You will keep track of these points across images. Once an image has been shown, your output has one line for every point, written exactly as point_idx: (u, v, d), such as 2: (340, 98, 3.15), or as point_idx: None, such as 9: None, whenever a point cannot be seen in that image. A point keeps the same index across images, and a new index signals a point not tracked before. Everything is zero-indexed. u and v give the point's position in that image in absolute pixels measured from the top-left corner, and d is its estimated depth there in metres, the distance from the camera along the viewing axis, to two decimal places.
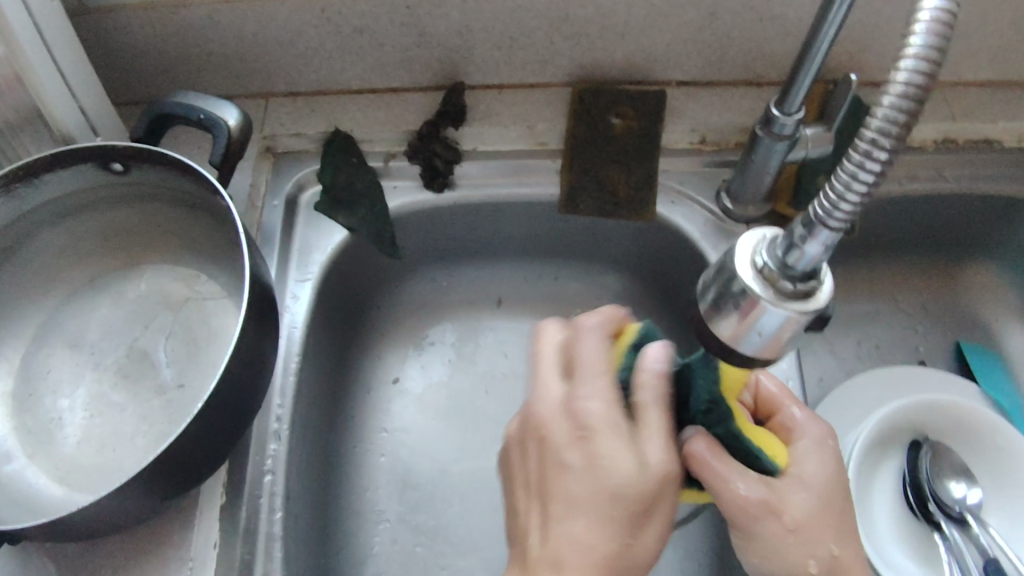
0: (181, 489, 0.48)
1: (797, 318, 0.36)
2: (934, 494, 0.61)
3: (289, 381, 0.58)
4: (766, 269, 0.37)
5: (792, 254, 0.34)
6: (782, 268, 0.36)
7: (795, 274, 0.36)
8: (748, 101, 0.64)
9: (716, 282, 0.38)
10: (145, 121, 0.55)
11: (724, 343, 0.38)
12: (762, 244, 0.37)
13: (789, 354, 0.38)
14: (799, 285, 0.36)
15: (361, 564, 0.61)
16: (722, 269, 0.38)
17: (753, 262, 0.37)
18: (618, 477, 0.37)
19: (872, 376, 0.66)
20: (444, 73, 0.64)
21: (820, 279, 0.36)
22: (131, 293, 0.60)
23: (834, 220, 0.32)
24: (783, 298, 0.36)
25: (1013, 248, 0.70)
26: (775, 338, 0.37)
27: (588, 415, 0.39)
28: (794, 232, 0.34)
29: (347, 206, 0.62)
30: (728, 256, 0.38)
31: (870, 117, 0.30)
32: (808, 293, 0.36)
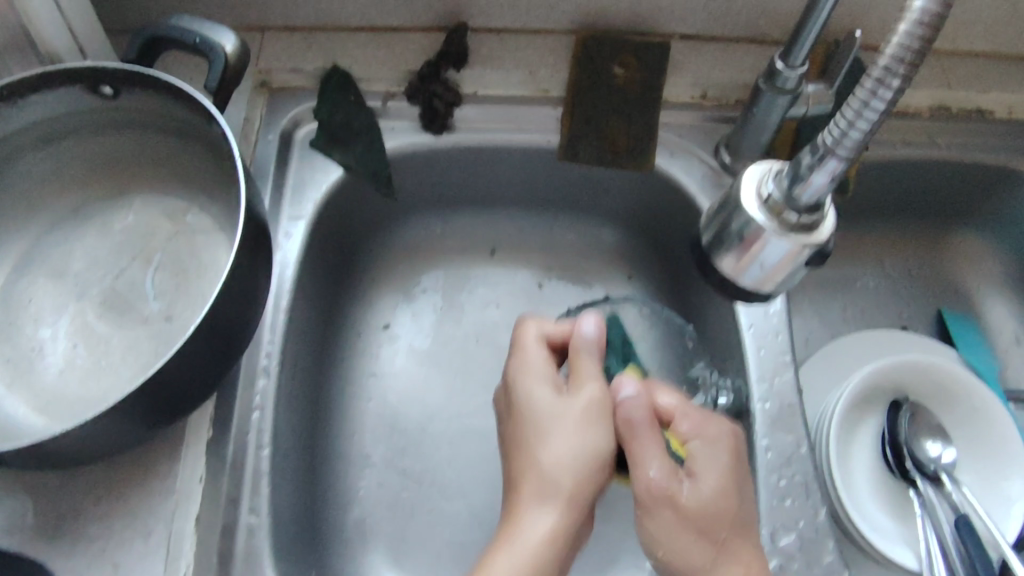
0: (168, 419, 0.47)
1: (798, 249, 0.39)
2: (911, 451, 0.62)
3: (279, 318, 0.57)
4: (771, 199, 0.39)
5: (798, 185, 0.36)
6: (786, 200, 0.38)
7: (798, 205, 0.37)
8: (750, 58, 0.64)
9: (720, 215, 0.41)
10: (137, 44, 0.52)
11: (727, 275, 0.41)
12: (767, 176, 0.39)
13: (787, 284, 0.41)
14: (803, 216, 0.38)
15: (348, 505, 0.61)
16: (727, 203, 0.41)
17: (759, 194, 0.39)
18: (567, 446, 0.46)
19: (853, 339, 0.68)
20: (446, 14, 0.62)
21: (822, 211, 0.38)
22: (117, 224, 0.58)
23: (844, 148, 0.34)
24: (786, 229, 0.38)
25: (996, 219, 0.72)
26: (775, 268, 0.40)
27: (544, 389, 0.49)
28: (801, 164, 0.36)
29: (343, 144, 0.62)
30: (735, 189, 0.40)
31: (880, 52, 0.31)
32: (811, 226, 0.39)
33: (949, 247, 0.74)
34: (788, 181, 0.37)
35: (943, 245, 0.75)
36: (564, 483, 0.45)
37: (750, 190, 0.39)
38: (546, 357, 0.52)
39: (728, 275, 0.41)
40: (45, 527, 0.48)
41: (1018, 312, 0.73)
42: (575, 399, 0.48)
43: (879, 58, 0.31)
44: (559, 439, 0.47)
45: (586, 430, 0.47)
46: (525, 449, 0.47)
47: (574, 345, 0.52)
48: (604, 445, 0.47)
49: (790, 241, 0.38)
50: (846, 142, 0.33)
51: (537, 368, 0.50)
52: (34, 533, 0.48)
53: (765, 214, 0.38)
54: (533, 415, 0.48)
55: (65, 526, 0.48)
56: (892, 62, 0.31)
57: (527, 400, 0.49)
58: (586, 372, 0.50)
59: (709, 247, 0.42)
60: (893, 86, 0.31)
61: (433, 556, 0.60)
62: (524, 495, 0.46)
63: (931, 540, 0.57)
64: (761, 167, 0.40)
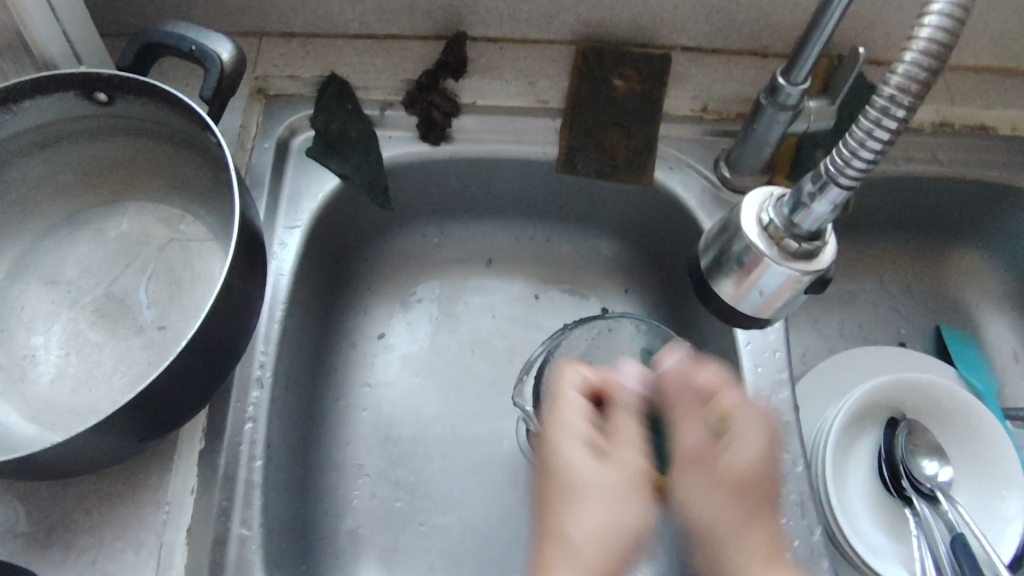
0: (159, 431, 0.46)
1: (798, 276, 0.38)
2: (906, 469, 0.62)
3: (273, 329, 0.57)
4: (771, 226, 0.38)
5: (799, 213, 0.36)
6: (787, 227, 0.37)
7: (798, 232, 0.37)
8: (752, 71, 0.64)
9: (720, 239, 0.40)
10: (131, 52, 0.51)
11: (727, 301, 0.41)
12: (768, 202, 0.39)
13: (786, 310, 0.41)
14: (804, 244, 0.38)
15: (340, 516, 0.61)
16: (727, 227, 0.40)
17: (759, 219, 0.39)
18: (614, 478, 0.42)
19: (847, 355, 0.67)
20: (445, 22, 0.62)
21: (823, 239, 0.38)
22: (112, 231, 0.57)
23: (845, 177, 0.33)
24: (786, 256, 0.38)
25: (997, 235, 0.71)
26: (775, 295, 0.39)
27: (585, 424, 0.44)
28: (802, 191, 0.36)
29: (341, 153, 0.61)
30: (736, 214, 0.39)
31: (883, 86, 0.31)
32: (811, 253, 0.38)
33: (949, 262, 0.74)
34: (790, 208, 0.37)
35: (942, 260, 0.74)
36: (605, 547, 0.40)
37: (751, 216, 0.39)
38: (586, 407, 0.45)
39: (727, 299, 0.41)
40: (34, 538, 0.47)
41: (1017, 329, 0.72)
42: (623, 459, 0.43)
43: (882, 88, 0.30)
44: (593, 488, 0.41)
45: (623, 495, 0.41)
46: (555, 510, 0.42)
47: (615, 398, 0.46)
48: (636, 515, 0.41)
49: (791, 269, 0.38)
50: (849, 170, 0.33)
51: (571, 420, 0.44)
52: (23, 544, 0.47)
53: (765, 241, 0.38)
54: (581, 481, 0.42)
55: (55, 538, 0.48)
56: (896, 92, 0.31)
57: (571, 470, 0.42)
58: (626, 433, 0.44)
59: (708, 271, 0.42)
60: (897, 117, 0.31)
61: (425, 568, 0.60)
62: (556, 514, 0.42)
63: (926, 559, 0.58)
64: (762, 192, 0.40)
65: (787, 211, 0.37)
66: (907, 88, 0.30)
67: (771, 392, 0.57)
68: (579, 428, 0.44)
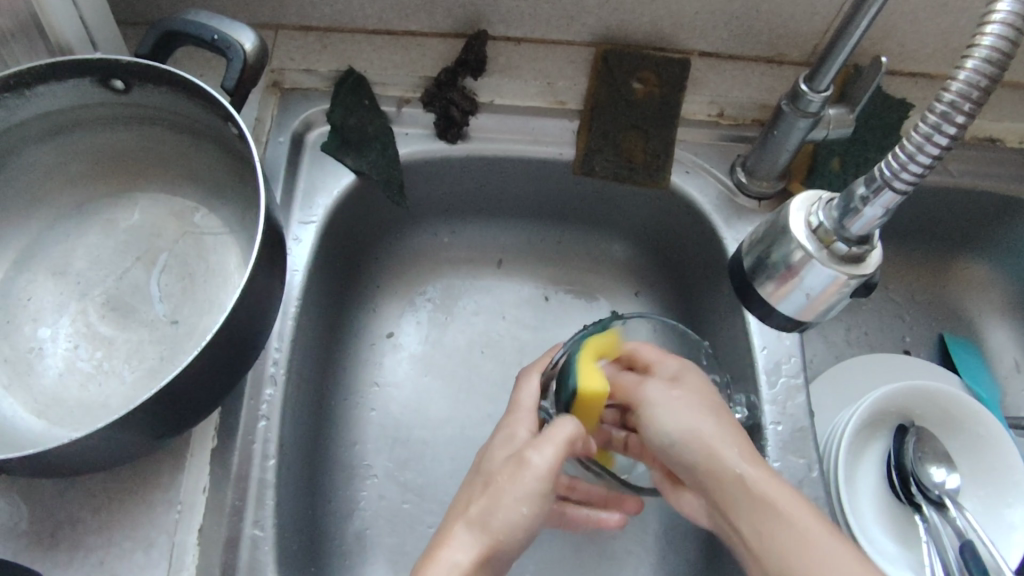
0: (175, 429, 0.45)
1: (845, 280, 0.38)
2: (915, 477, 0.62)
3: (287, 325, 0.56)
4: (821, 228, 0.38)
5: (849, 216, 0.35)
6: (837, 229, 0.37)
7: (848, 235, 0.37)
8: (768, 78, 0.64)
9: (764, 242, 0.40)
10: (151, 39, 0.50)
11: (770, 302, 0.40)
12: (817, 205, 0.38)
13: (829, 316, 0.40)
14: (853, 247, 0.37)
15: (348, 518, 0.60)
16: (772, 230, 0.40)
17: (808, 223, 0.38)
18: (512, 498, 0.43)
19: (862, 359, 0.68)
20: (465, 20, 0.61)
21: (873, 243, 0.37)
22: (122, 222, 0.56)
23: (900, 181, 0.33)
24: (835, 259, 0.38)
25: (1001, 247, 0.72)
26: (821, 298, 0.39)
27: (503, 437, 0.49)
28: (854, 195, 0.35)
29: (356, 147, 0.61)
30: (782, 218, 0.39)
31: (943, 92, 0.31)
32: (859, 257, 0.38)
33: (953, 271, 0.75)
34: (840, 212, 0.36)
35: (946, 269, 0.75)
36: (495, 535, 0.42)
37: (799, 219, 0.39)
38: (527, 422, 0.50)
39: (769, 301, 0.41)
40: (41, 537, 0.46)
41: (1019, 339, 0.73)
42: (518, 474, 0.44)
43: (944, 92, 0.30)
44: (529, 479, 0.44)
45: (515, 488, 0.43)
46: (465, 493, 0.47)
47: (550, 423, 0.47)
48: (505, 514, 0.43)
49: (838, 272, 0.37)
50: (904, 174, 0.33)
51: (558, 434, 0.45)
52: (29, 543, 0.46)
53: (814, 243, 0.37)
54: (482, 476, 0.46)
55: (62, 536, 0.46)
56: (958, 98, 0.30)
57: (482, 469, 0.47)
58: (544, 438, 0.45)
59: (750, 273, 0.41)
60: (957, 123, 0.30)
61: None
62: (468, 494, 0.46)
63: (934, 566, 0.58)
64: (809, 196, 0.39)
65: (837, 214, 0.36)
66: (969, 94, 0.30)
67: (787, 398, 0.57)
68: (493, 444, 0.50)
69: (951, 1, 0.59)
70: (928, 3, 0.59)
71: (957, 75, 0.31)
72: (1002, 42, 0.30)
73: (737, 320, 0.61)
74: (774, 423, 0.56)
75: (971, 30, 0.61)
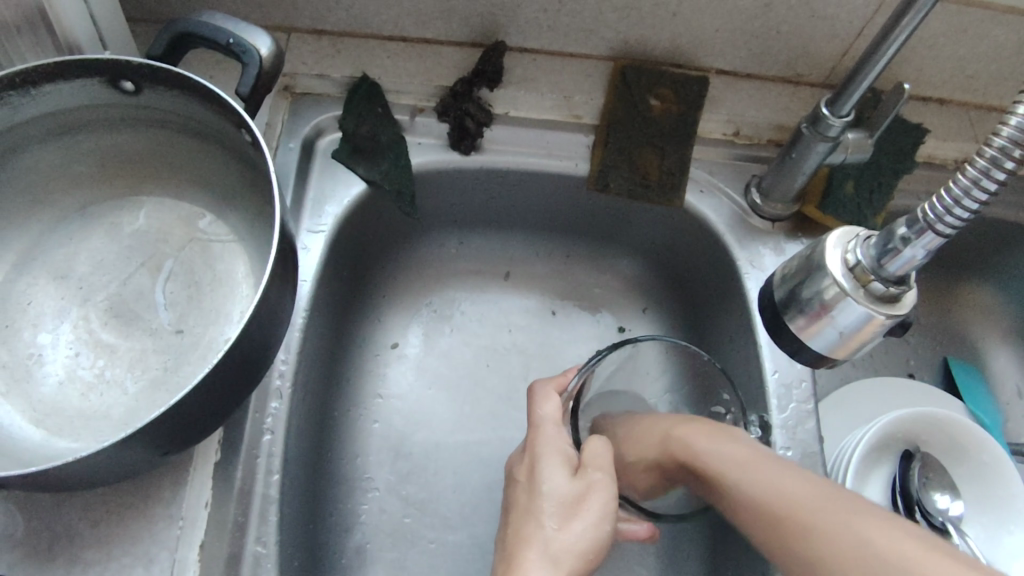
0: (181, 444, 0.44)
1: (879, 319, 0.38)
2: (920, 504, 0.60)
3: (294, 337, 0.54)
4: (857, 266, 0.38)
5: (888, 256, 0.36)
6: (874, 269, 0.37)
7: (886, 275, 0.37)
8: (785, 99, 0.64)
9: (798, 277, 0.40)
10: (165, 40, 0.48)
11: (802, 337, 0.40)
12: (854, 243, 0.38)
13: (860, 354, 0.40)
14: (891, 288, 0.37)
15: (349, 532, 0.59)
16: (807, 264, 0.40)
17: (845, 260, 0.38)
18: (585, 528, 0.44)
19: (869, 382, 0.67)
20: (482, 30, 0.60)
21: (909, 284, 0.38)
22: (126, 225, 0.55)
23: (944, 225, 0.33)
24: (870, 297, 0.38)
25: (1008, 274, 0.72)
26: (853, 336, 0.39)
27: (542, 451, 0.48)
28: (895, 234, 0.35)
29: (368, 157, 0.60)
30: (818, 254, 0.39)
31: (992, 138, 0.31)
32: (895, 297, 0.38)
33: (960, 296, 0.75)
34: (878, 250, 0.37)
35: (953, 293, 0.75)
36: (574, 567, 0.42)
37: (835, 255, 0.39)
38: (557, 431, 0.50)
39: (798, 336, 0.41)
40: (37, 550, 0.44)
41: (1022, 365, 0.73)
42: (584, 502, 0.45)
43: (994, 139, 0.31)
44: (598, 504, 0.45)
45: (585, 513, 0.44)
46: (515, 522, 0.45)
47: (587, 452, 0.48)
48: (583, 539, 0.43)
49: (872, 311, 0.38)
50: (948, 219, 0.33)
51: (600, 460, 0.47)
52: (24, 557, 0.44)
53: (850, 280, 0.38)
54: (540, 497, 0.46)
55: (58, 550, 0.45)
56: (1008, 144, 0.31)
57: (540, 484, 0.46)
58: (599, 459, 0.47)
59: (781, 306, 0.41)
60: (1005, 168, 0.31)
61: None
62: (528, 516, 0.45)
63: None
64: (846, 233, 0.40)
65: (875, 252, 0.37)
66: (1020, 140, 0.31)
67: (798, 423, 0.56)
68: (527, 462, 0.49)
69: (971, 28, 0.58)
70: (948, 30, 0.59)
71: (1010, 119, 0.31)
72: None
73: (746, 342, 0.60)
74: (784, 448, 0.55)
75: (987, 58, 0.61)
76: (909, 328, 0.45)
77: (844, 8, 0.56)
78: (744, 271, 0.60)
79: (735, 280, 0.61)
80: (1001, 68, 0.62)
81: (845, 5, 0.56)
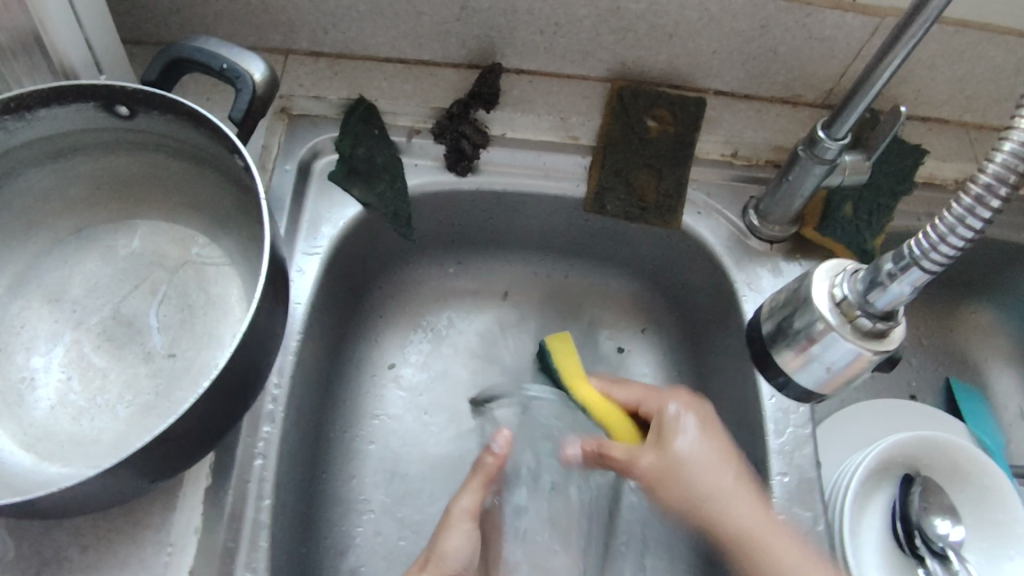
0: (171, 471, 0.44)
1: (865, 355, 0.38)
2: (920, 529, 0.60)
3: (288, 359, 0.54)
4: (845, 301, 0.38)
5: (875, 290, 0.36)
6: (861, 304, 0.37)
7: (873, 310, 0.37)
8: (783, 120, 0.63)
9: (784, 311, 0.40)
10: (160, 65, 0.48)
11: (789, 372, 0.40)
12: (842, 277, 0.38)
13: (848, 388, 0.40)
14: (877, 323, 0.37)
15: (342, 555, 0.59)
16: (795, 298, 0.40)
17: (832, 294, 0.38)
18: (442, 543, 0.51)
19: (871, 406, 0.66)
20: (479, 52, 0.60)
21: (897, 320, 0.38)
22: (121, 248, 0.55)
23: (931, 260, 0.33)
24: (857, 333, 0.38)
25: (1010, 294, 0.72)
26: (841, 372, 0.39)
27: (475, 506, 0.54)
28: (882, 269, 0.36)
29: (364, 179, 0.60)
30: (806, 287, 0.39)
31: (979, 172, 0.32)
32: (883, 332, 0.38)
33: (962, 316, 0.74)
34: (865, 285, 0.37)
35: (954, 314, 0.74)
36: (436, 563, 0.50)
37: (822, 290, 0.39)
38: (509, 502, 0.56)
39: (786, 370, 0.41)
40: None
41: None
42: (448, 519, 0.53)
43: (979, 174, 0.32)
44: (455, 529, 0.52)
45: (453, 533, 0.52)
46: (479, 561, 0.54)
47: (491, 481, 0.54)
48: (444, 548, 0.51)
49: (858, 346, 0.38)
50: (935, 254, 0.33)
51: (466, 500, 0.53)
52: None
53: (836, 315, 0.37)
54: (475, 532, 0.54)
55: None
56: (994, 180, 0.32)
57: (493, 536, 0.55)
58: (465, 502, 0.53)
59: (768, 340, 0.41)
60: (991, 205, 0.32)
61: None
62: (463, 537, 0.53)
63: None
64: (833, 266, 0.40)
65: (862, 287, 0.37)
66: (1006, 177, 0.31)
67: (795, 448, 0.56)
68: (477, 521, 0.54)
69: (970, 49, 0.58)
70: (946, 52, 0.58)
71: (997, 155, 0.32)
72: None
73: (743, 365, 0.60)
74: (781, 474, 0.55)
75: (987, 78, 0.61)
76: (897, 361, 0.46)
77: (841, 30, 0.56)
78: (741, 294, 0.60)
79: (732, 302, 0.61)
80: (1000, 89, 0.62)
81: (842, 27, 0.55)
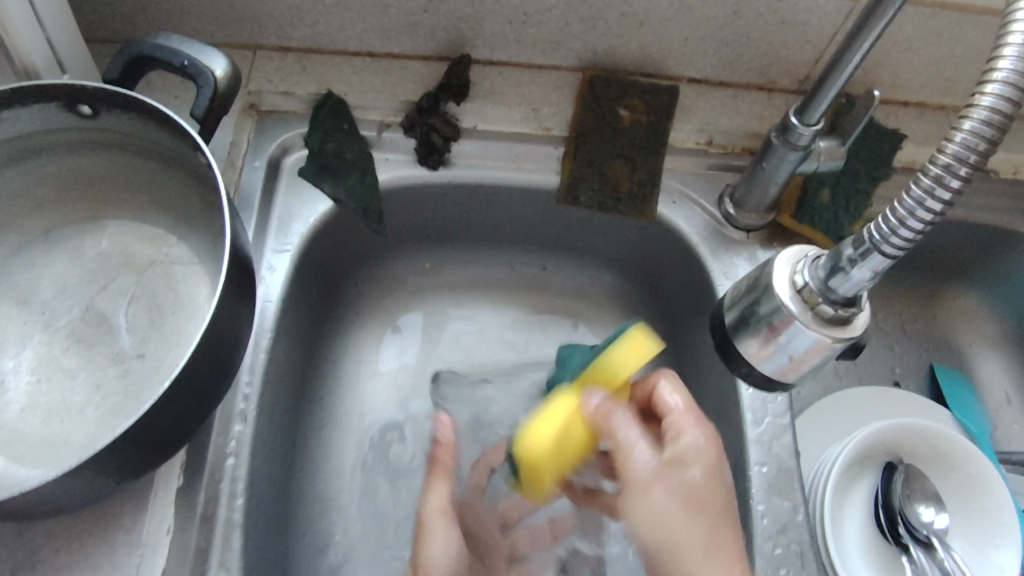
0: (138, 471, 0.44)
1: (827, 341, 0.38)
2: (903, 516, 0.59)
3: (259, 358, 0.54)
4: (806, 289, 0.38)
5: (837, 277, 0.35)
6: (822, 291, 0.37)
7: (834, 297, 0.36)
8: (758, 106, 0.63)
9: (747, 300, 0.40)
10: (120, 63, 0.48)
11: (752, 361, 0.40)
12: (803, 264, 0.38)
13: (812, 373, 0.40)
14: (839, 310, 0.37)
15: (322, 552, 0.58)
16: (758, 285, 0.39)
17: (793, 281, 0.38)
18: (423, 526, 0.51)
19: (850, 394, 0.65)
20: (448, 44, 0.60)
21: (859, 305, 0.37)
22: (90, 248, 0.54)
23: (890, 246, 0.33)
24: (819, 320, 0.37)
25: (994, 278, 0.71)
26: (804, 359, 0.39)
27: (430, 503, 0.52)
28: (842, 255, 0.35)
29: (334, 173, 0.59)
30: (767, 275, 0.39)
31: (938, 154, 0.32)
32: (845, 319, 0.38)
33: (945, 302, 0.73)
34: (826, 271, 0.36)
35: (936, 299, 0.73)
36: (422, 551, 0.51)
37: (783, 277, 0.39)
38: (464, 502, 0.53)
39: (750, 360, 0.40)
40: None
41: (1007, 371, 0.72)
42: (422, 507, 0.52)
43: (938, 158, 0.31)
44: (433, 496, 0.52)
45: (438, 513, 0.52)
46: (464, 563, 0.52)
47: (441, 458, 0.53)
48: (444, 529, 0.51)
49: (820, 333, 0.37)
50: (895, 239, 0.33)
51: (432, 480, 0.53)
52: None
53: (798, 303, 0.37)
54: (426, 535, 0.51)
55: None
56: (953, 162, 0.31)
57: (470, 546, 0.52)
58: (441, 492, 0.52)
59: (732, 330, 0.41)
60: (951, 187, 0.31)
61: None
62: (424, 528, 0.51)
63: None
64: (794, 253, 0.39)
65: (824, 273, 0.36)
66: (965, 157, 0.31)
67: (773, 437, 0.55)
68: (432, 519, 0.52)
69: (947, 31, 0.57)
70: (921, 35, 0.58)
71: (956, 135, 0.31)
72: (1000, 106, 0.30)
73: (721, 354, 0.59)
74: (759, 464, 0.54)
75: (965, 60, 0.60)
76: (860, 350, 0.48)
77: (814, 14, 0.55)
78: (717, 283, 0.59)
79: (709, 292, 0.60)
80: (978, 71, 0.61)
81: (814, 11, 0.55)
